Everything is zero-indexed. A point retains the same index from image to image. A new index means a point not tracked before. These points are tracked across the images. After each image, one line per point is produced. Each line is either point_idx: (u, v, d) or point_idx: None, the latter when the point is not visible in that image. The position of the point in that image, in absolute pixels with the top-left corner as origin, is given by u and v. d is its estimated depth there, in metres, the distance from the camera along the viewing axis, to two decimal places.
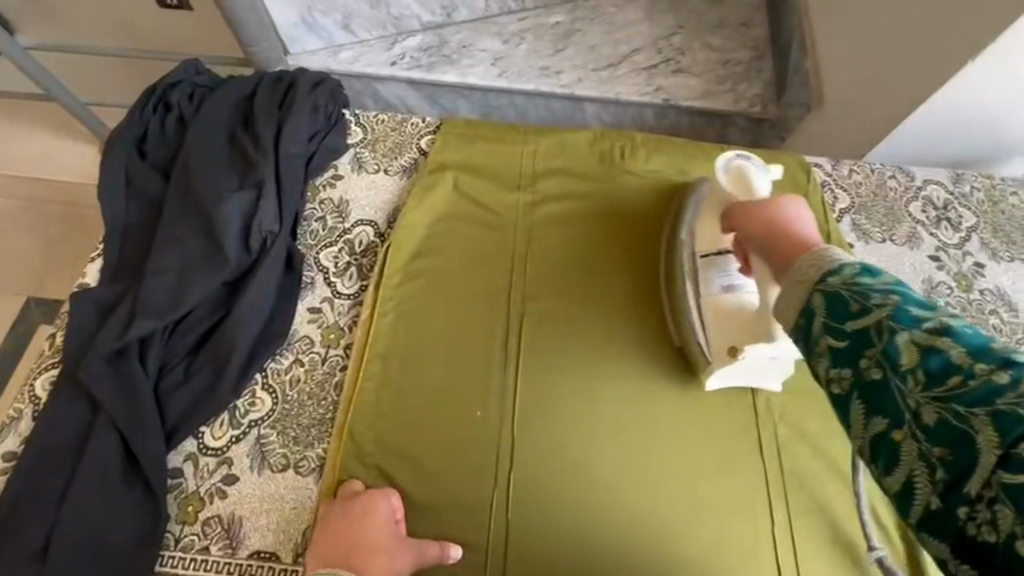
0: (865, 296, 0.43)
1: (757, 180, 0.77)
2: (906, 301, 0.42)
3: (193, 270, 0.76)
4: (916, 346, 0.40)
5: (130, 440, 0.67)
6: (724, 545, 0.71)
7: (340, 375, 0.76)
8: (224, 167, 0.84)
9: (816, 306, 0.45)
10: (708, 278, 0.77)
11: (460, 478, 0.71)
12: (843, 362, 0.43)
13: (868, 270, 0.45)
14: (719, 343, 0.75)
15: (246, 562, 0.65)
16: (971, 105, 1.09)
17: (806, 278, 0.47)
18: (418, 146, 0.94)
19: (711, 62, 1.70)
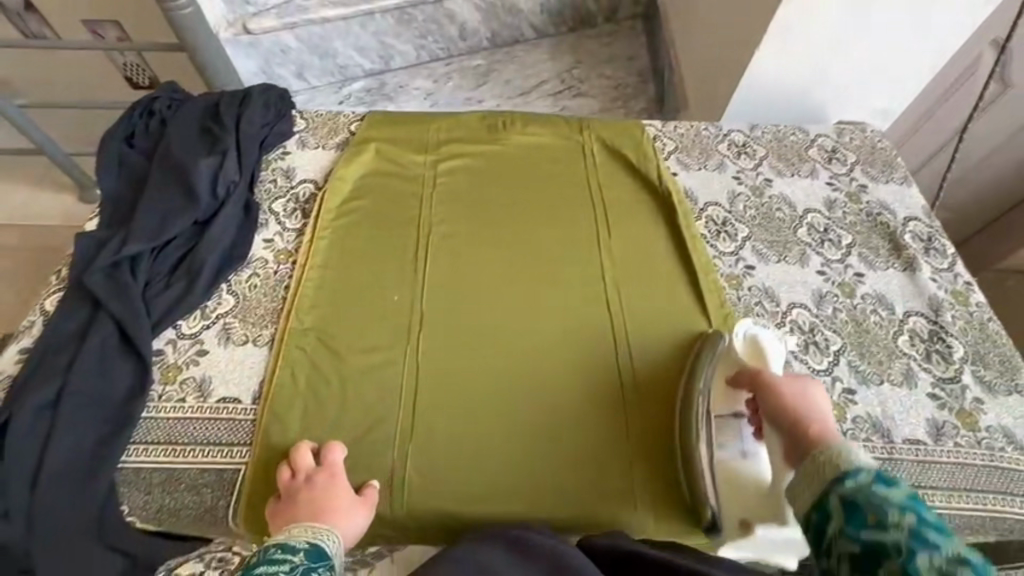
0: (880, 510, 0.53)
1: (768, 352, 0.88)
2: (917, 524, 0.52)
3: (172, 211, 1.00)
4: (926, 564, 0.48)
5: (122, 323, 0.88)
6: (566, 411, 0.90)
7: (287, 280, 0.99)
8: (196, 144, 1.10)
9: (835, 510, 0.56)
10: (731, 441, 0.86)
11: (378, 351, 0.92)
12: (862, 566, 0.51)
13: (881, 486, 0.56)
14: (731, 515, 0.82)
15: (215, 404, 0.85)
16: (773, 77, 1.45)
17: (824, 478, 0.60)
18: (349, 129, 1.23)
19: (605, 86, 2.10)
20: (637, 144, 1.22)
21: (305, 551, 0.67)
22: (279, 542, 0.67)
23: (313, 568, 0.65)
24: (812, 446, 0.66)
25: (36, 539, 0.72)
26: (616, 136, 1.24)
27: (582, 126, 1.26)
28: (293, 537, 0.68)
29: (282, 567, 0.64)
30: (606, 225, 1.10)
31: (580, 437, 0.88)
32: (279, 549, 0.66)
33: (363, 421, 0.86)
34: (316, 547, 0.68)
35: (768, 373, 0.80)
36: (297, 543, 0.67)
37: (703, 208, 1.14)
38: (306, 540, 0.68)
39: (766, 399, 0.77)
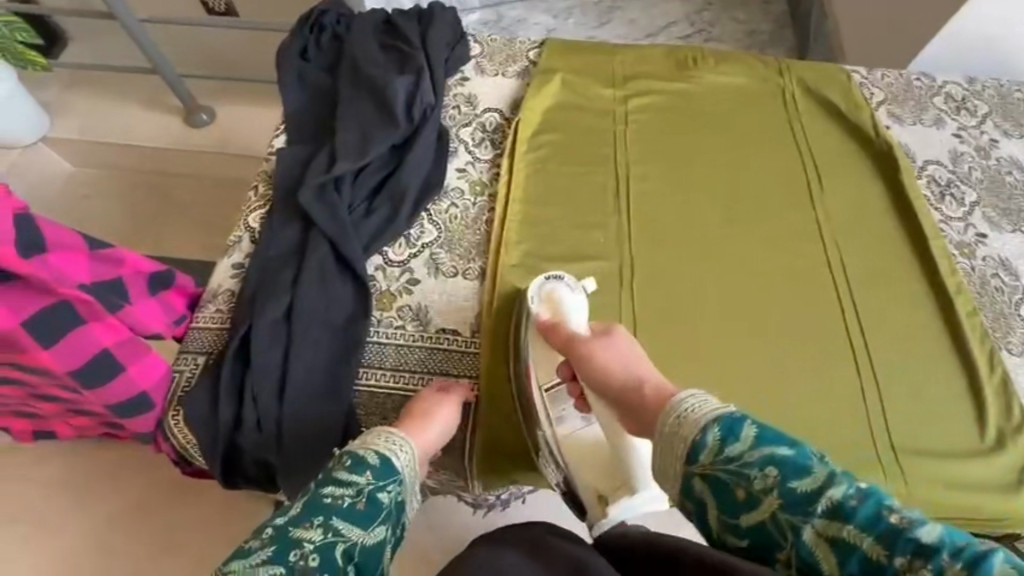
0: (749, 482, 0.50)
1: (568, 305, 0.80)
2: (786, 475, 0.49)
3: (372, 130, 0.94)
4: (821, 538, 0.46)
5: (337, 244, 0.85)
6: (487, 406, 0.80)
7: (487, 214, 0.95)
8: (383, 61, 1.03)
9: (706, 492, 0.52)
10: (557, 420, 0.78)
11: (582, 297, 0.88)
12: (769, 560, 0.49)
13: (729, 432, 0.52)
14: (589, 488, 0.78)
15: (435, 334, 0.83)
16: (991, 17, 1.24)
17: (677, 451, 0.55)
18: (527, 57, 1.14)
19: (739, 32, 1.75)
20: (844, 89, 1.10)
21: (374, 468, 0.62)
22: (348, 452, 0.63)
23: (381, 488, 0.61)
24: (655, 409, 0.62)
25: (286, 447, 0.74)
26: (823, 81, 1.11)
27: (782, 68, 1.13)
28: (363, 449, 0.64)
29: (348, 489, 0.59)
30: (819, 180, 1.01)
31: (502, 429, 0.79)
32: (349, 461, 0.62)
33: None
34: (386, 462, 0.63)
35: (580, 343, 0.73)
36: (366, 458, 0.63)
37: (922, 165, 1.04)
38: (377, 451, 0.64)
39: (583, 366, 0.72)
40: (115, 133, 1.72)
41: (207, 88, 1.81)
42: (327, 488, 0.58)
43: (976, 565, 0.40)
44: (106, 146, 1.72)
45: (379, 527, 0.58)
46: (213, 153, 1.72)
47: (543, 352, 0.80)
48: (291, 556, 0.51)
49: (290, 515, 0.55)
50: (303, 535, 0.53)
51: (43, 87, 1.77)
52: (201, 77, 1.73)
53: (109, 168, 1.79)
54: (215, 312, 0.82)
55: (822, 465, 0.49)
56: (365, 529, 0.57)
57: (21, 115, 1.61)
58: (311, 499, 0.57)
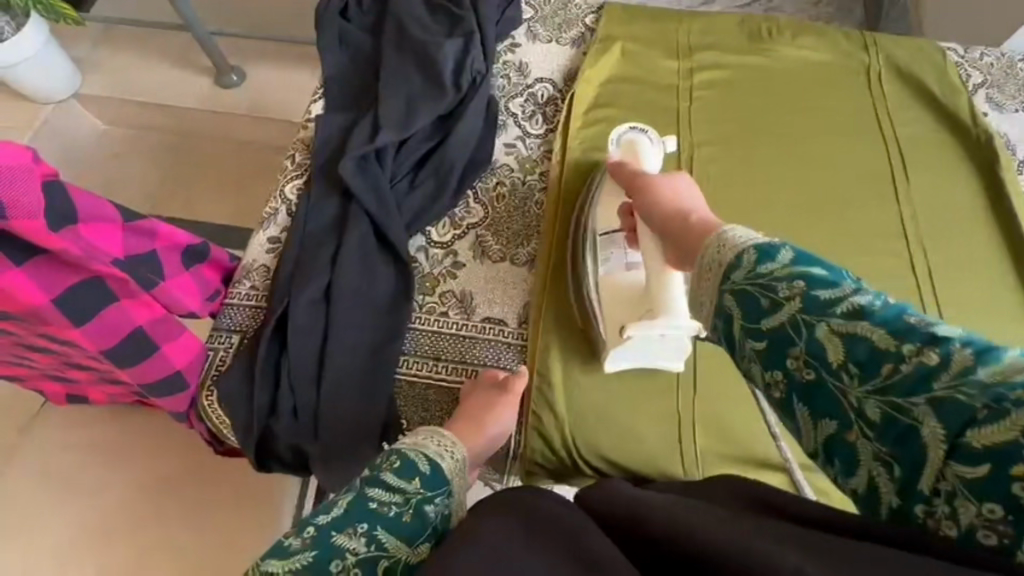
0: (774, 291, 0.41)
1: (644, 150, 0.84)
2: (811, 283, 0.40)
3: (417, 99, 0.88)
4: (837, 336, 0.38)
5: (378, 221, 0.80)
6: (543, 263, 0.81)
7: (538, 195, 0.88)
8: (430, 23, 0.95)
9: (732, 306, 0.43)
10: (602, 256, 0.78)
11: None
12: (775, 365, 0.41)
13: (765, 253, 0.42)
14: (610, 322, 0.74)
15: (479, 323, 0.77)
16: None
17: (714, 273, 0.45)
18: (584, 23, 1.05)
19: None
20: (938, 71, 0.99)
21: (423, 476, 0.56)
22: (397, 453, 0.57)
23: (429, 499, 0.54)
24: (699, 232, 0.49)
25: (323, 435, 0.71)
26: (914, 59, 1.00)
27: (868, 43, 1.02)
28: (413, 451, 0.58)
29: (395, 497, 0.53)
30: (905, 172, 0.91)
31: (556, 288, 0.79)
32: (398, 463, 0.56)
33: None
34: (436, 470, 0.57)
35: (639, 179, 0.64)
36: (417, 463, 0.57)
37: (1022, 160, 0.93)
38: (427, 457, 0.58)
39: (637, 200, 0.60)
40: (148, 91, 1.67)
41: (237, 46, 1.73)
42: (373, 491, 0.52)
43: (986, 355, 0.34)
44: (138, 105, 1.68)
45: (427, 545, 0.51)
46: (241, 116, 1.67)
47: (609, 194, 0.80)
48: (330, 567, 0.48)
49: (333, 516, 0.51)
50: (345, 543, 0.49)
51: (75, 42, 1.72)
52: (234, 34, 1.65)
53: (139, 128, 1.75)
54: (250, 289, 0.78)
55: (848, 276, 0.41)
56: (411, 545, 0.50)
57: (50, 64, 1.55)
58: (356, 500, 0.52)
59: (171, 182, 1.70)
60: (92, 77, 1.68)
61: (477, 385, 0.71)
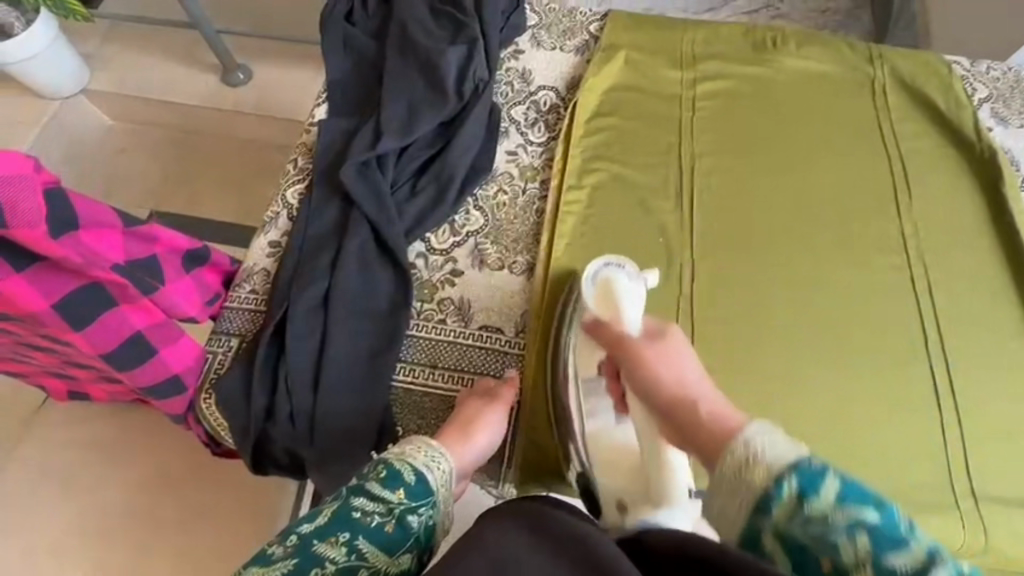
0: (834, 551, 0.38)
1: (625, 291, 0.72)
2: (876, 542, 0.37)
3: (420, 106, 0.88)
4: None
5: (378, 227, 0.80)
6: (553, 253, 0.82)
7: (538, 204, 0.88)
8: (435, 29, 0.96)
9: (778, 554, 0.41)
10: (585, 415, 0.71)
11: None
12: None
13: (809, 485, 0.39)
14: (607, 491, 0.67)
15: (477, 331, 0.77)
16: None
17: (743, 503, 0.41)
18: (588, 31, 1.05)
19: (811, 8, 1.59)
20: (943, 84, 0.98)
21: (408, 486, 0.57)
22: (384, 462, 0.59)
23: (411, 510, 0.56)
24: (713, 435, 0.43)
25: (319, 439, 0.71)
26: (918, 72, 1.00)
27: (873, 55, 1.02)
28: (399, 458, 0.59)
29: (379, 506, 0.55)
30: (907, 186, 0.91)
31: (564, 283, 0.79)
32: (384, 473, 0.58)
33: None
34: (420, 481, 0.58)
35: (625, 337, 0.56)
36: (403, 472, 0.58)
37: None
38: (413, 467, 0.59)
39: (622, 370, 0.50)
40: (155, 88, 1.67)
41: (244, 45, 1.74)
42: (357, 501, 0.55)
43: None
44: (144, 102, 1.69)
45: (406, 555, 0.54)
46: (247, 115, 1.67)
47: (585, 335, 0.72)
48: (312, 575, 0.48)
49: (317, 524, 0.52)
50: (326, 551, 0.50)
51: (84, 38, 1.73)
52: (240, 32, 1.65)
53: (144, 124, 1.76)
54: (251, 293, 0.79)
55: (908, 521, 0.38)
56: (390, 556, 0.53)
57: (58, 60, 1.56)
58: (340, 509, 0.54)
59: (176, 180, 1.72)
60: (99, 73, 1.69)
61: (470, 392, 0.71)
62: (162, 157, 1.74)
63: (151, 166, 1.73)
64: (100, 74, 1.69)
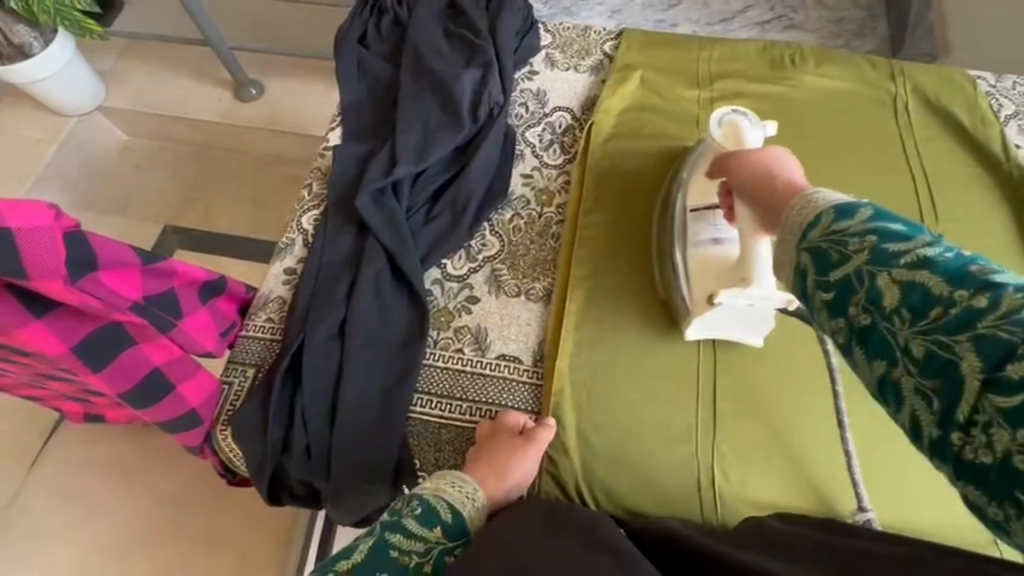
0: (843, 246, 0.40)
1: (748, 133, 0.76)
2: (883, 239, 0.39)
3: (434, 130, 0.88)
4: (897, 284, 0.38)
5: (394, 254, 0.79)
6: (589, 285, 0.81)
7: (556, 227, 0.87)
8: (449, 52, 0.95)
9: (805, 267, 0.43)
10: (694, 222, 0.78)
11: (653, 338, 0.78)
12: (837, 314, 0.41)
13: (843, 212, 0.41)
14: (700, 288, 0.75)
15: (494, 361, 0.76)
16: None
17: (796, 226, 0.44)
18: (603, 50, 1.04)
19: (823, 19, 1.59)
20: (970, 101, 0.96)
21: (444, 525, 0.57)
22: (418, 497, 0.58)
23: (448, 549, 0.56)
24: (786, 197, 0.48)
25: (336, 474, 0.70)
26: (942, 89, 0.98)
27: (895, 72, 1.00)
28: (434, 495, 0.59)
29: (417, 546, 0.55)
30: (933, 207, 0.89)
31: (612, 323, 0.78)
32: (419, 509, 0.57)
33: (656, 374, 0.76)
34: (456, 521, 0.58)
35: (744, 152, 0.61)
36: (438, 510, 0.58)
37: None
38: (449, 507, 0.58)
39: (729, 174, 0.60)
40: (170, 104, 1.69)
41: (259, 61, 1.76)
42: (394, 537, 0.55)
43: None
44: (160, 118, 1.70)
45: None
46: (259, 131, 1.68)
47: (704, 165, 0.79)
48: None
49: (355, 560, 0.53)
50: None
51: (100, 56, 1.76)
52: (253, 48, 1.66)
53: (158, 139, 1.77)
54: (265, 322, 0.78)
55: (927, 232, 0.40)
56: None
57: (73, 77, 1.58)
58: (377, 545, 0.54)
59: (192, 195, 1.73)
60: (114, 90, 1.70)
61: (495, 429, 0.68)
62: (174, 171, 1.75)
63: (163, 181, 1.74)
64: (115, 92, 1.71)
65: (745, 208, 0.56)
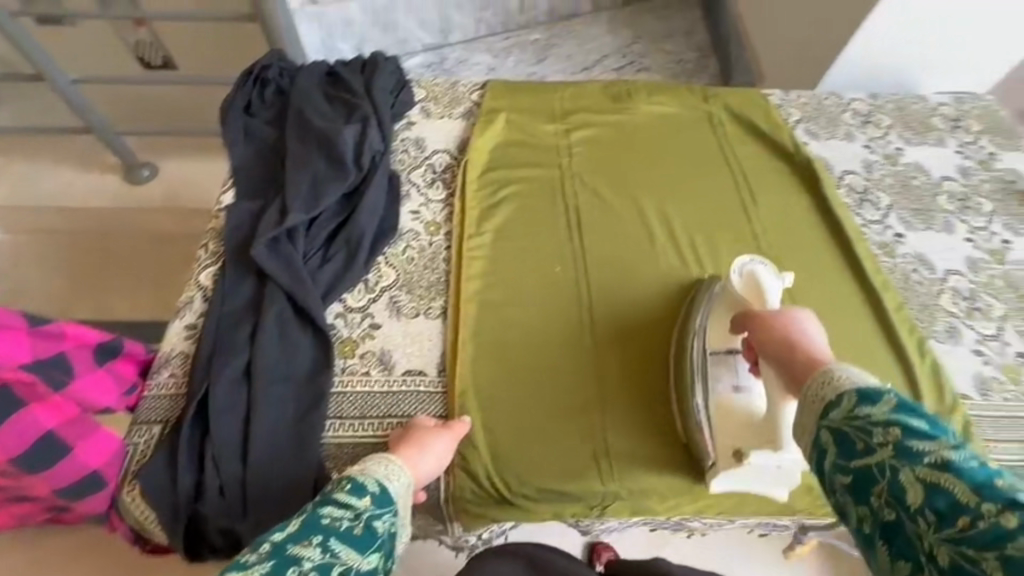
0: (869, 436, 0.49)
1: (769, 288, 0.83)
2: (906, 434, 0.48)
3: (322, 180, 0.96)
4: (918, 482, 0.46)
5: (294, 294, 0.85)
6: (485, 300, 0.90)
7: (445, 252, 0.96)
8: (330, 111, 1.05)
9: (828, 444, 0.52)
10: (713, 370, 0.82)
11: (540, 336, 0.88)
12: (862, 499, 0.49)
13: (867, 398, 0.51)
14: (724, 444, 0.79)
15: (401, 377, 0.82)
16: (879, 44, 1.44)
17: (817, 404, 0.55)
18: (471, 99, 1.19)
19: (667, 64, 1.83)
20: (765, 112, 1.20)
21: (373, 495, 0.62)
22: (348, 477, 0.62)
23: (377, 515, 0.60)
24: (809, 371, 0.60)
25: (253, 511, 0.71)
26: (743, 105, 1.21)
27: (708, 95, 1.23)
28: (362, 474, 0.64)
29: (347, 513, 0.58)
30: (752, 196, 1.09)
31: (508, 330, 0.88)
32: (349, 486, 0.61)
33: (547, 365, 0.85)
34: (383, 491, 0.63)
35: (763, 313, 0.72)
36: (366, 484, 0.62)
37: (841, 176, 1.14)
38: (376, 481, 0.63)
39: (754, 330, 0.71)
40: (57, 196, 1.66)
41: (151, 144, 1.76)
42: (325, 509, 0.57)
43: None
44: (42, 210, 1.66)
45: (374, 555, 0.56)
46: (156, 212, 1.68)
47: (728, 316, 0.85)
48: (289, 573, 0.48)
49: (288, 532, 0.53)
50: (300, 553, 0.50)
51: None
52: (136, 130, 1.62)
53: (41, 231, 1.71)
54: (169, 378, 0.79)
55: (949, 435, 0.48)
56: (361, 554, 0.54)
57: None
58: (308, 518, 0.55)
59: (80, 284, 1.65)
60: None
61: (405, 430, 0.75)
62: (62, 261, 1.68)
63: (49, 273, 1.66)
64: None
65: (770, 367, 0.68)
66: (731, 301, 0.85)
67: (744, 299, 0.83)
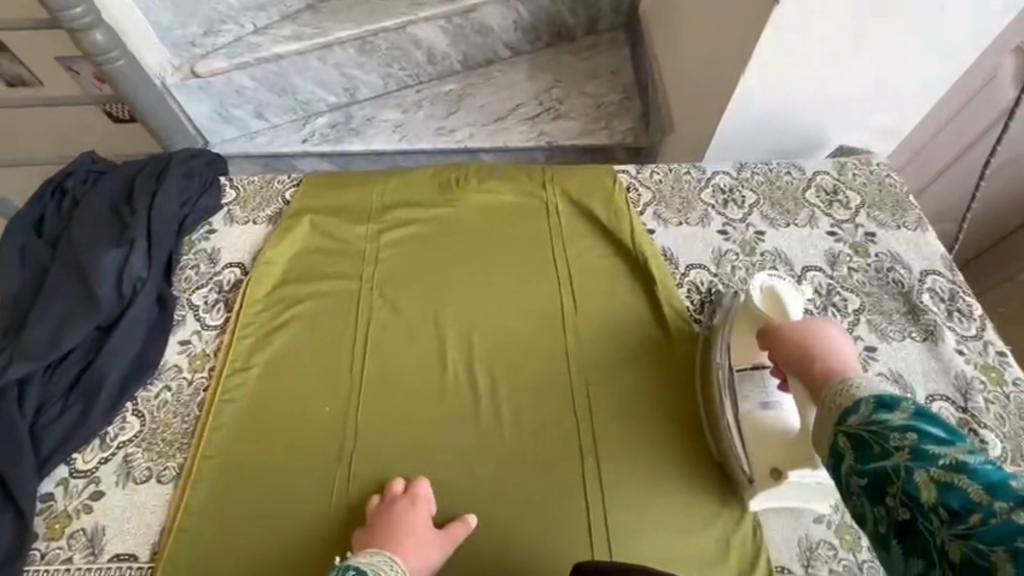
0: (884, 440, 0.52)
1: (791, 304, 0.80)
2: (921, 439, 0.51)
3: (69, 317, 0.87)
4: (931, 482, 0.48)
5: (3, 465, 0.76)
6: (231, 453, 0.80)
7: (202, 395, 0.86)
8: (104, 230, 0.97)
9: (846, 450, 0.55)
10: (744, 385, 0.83)
11: (313, 468, 0.80)
12: (878, 499, 0.52)
13: (881, 405, 0.55)
14: (761, 463, 0.79)
15: (105, 565, 0.72)
16: (768, 91, 1.15)
17: (835, 412, 0.58)
18: (282, 199, 1.09)
19: (586, 107, 1.86)
20: (607, 195, 1.07)
21: None
22: None
23: None
24: (829, 382, 0.61)
25: None
26: (584, 189, 1.08)
27: (546, 179, 1.10)
28: None
29: None
30: (575, 305, 0.96)
31: (266, 479, 0.79)
32: None
33: (307, 517, 0.77)
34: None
35: (780, 326, 0.72)
36: None
37: (685, 272, 1.00)
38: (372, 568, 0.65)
39: (773, 347, 0.71)
40: None
41: None
42: None
43: None
44: None
45: None
46: None
47: (750, 329, 0.83)
48: None
49: None
50: None
51: None
52: None
53: None
54: None
55: (964, 443, 0.50)
56: None
57: None
58: None
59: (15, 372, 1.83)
60: None
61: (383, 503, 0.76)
62: None
63: None
64: None
65: (796, 382, 0.68)
66: (749, 316, 0.83)
67: (765, 315, 0.81)
